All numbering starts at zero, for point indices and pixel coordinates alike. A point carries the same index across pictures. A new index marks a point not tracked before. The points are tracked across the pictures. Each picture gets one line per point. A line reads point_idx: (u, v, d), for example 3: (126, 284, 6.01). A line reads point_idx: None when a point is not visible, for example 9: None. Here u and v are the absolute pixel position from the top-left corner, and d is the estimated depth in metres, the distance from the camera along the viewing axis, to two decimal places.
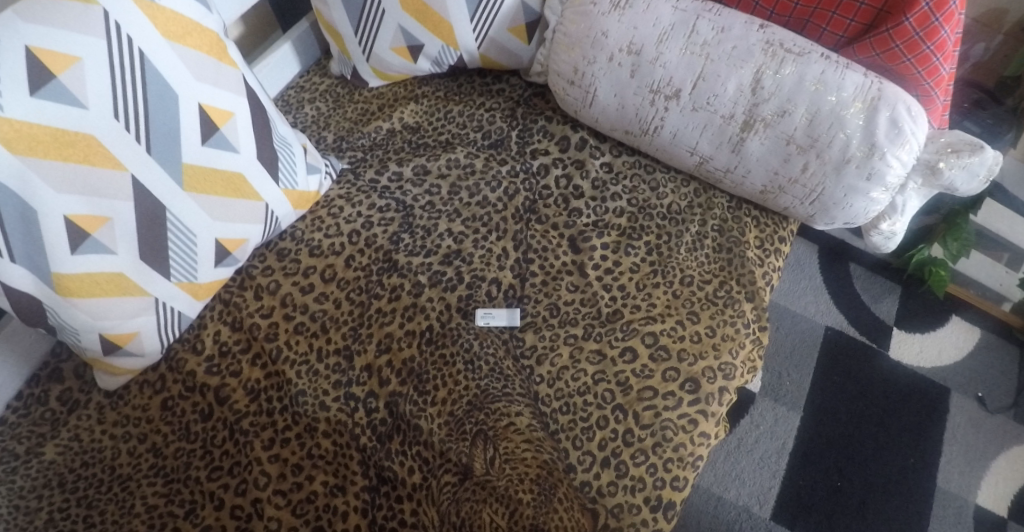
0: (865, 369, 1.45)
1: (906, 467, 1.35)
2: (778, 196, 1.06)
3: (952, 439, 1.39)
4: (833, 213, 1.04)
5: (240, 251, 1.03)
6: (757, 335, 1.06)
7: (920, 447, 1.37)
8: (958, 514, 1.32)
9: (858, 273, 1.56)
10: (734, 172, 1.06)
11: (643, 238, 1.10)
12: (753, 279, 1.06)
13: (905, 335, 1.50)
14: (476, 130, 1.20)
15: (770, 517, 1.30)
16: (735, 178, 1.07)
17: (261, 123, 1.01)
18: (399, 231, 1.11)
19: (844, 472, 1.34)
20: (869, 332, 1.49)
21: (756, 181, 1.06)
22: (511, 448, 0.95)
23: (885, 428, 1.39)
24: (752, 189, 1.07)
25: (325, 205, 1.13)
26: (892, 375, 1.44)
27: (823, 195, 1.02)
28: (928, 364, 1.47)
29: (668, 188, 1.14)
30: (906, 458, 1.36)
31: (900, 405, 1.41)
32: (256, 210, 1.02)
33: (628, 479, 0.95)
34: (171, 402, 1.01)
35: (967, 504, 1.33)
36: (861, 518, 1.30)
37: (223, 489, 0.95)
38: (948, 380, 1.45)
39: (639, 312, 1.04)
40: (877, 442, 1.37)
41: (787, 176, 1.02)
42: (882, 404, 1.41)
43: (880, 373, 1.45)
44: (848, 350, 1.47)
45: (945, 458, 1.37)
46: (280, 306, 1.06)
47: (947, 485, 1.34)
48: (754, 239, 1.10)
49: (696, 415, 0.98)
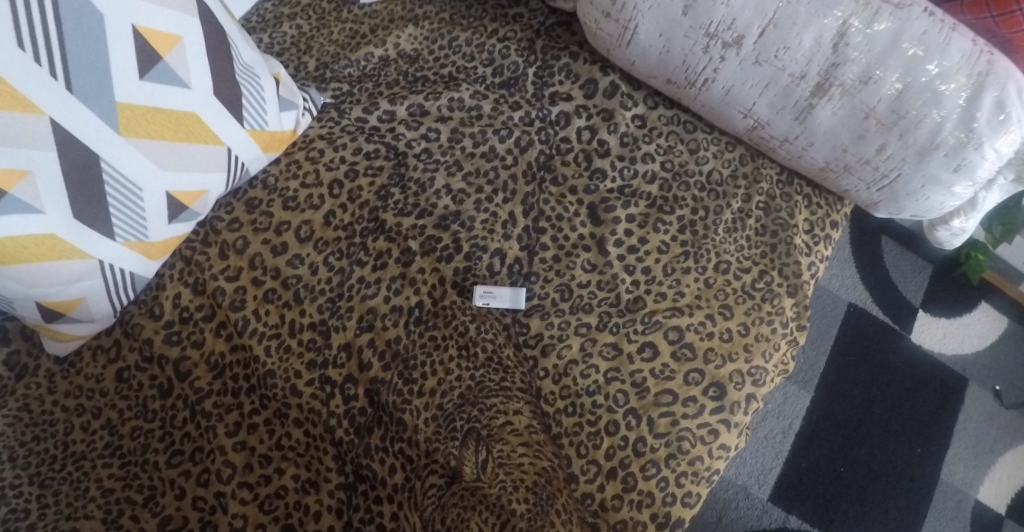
0: (884, 351, 1.34)
1: (912, 458, 1.27)
2: (840, 176, 0.90)
3: (961, 431, 1.31)
4: (902, 204, 0.88)
5: (199, 204, 0.87)
6: (795, 335, 0.93)
7: (931, 436, 1.29)
8: (956, 507, 1.25)
9: (890, 250, 1.42)
10: (793, 143, 0.89)
11: (676, 211, 0.94)
12: (798, 270, 0.93)
13: (930, 319, 1.38)
14: (486, 64, 1.01)
15: (768, 498, 1.22)
16: (792, 150, 0.90)
17: (218, 51, 0.82)
18: (388, 185, 0.95)
19: (849, 458, 1.26)
20: (893, 313, 1.37)
21: (817, 156, 0.89)
22: (507, 452, 0.85)
23: (896, 415, 1.30)
24: (811, 163, 0.91)
25: (303, 147, 0.96)
26: (909, 360, 1.34)
27: (897, 182, 0.85)
28: (949, 352, 1.36)
29: (709, 151, 0.97)
30: (913, 447, 1.28)
31: (915, 391, 1.32)
32: (218, 157, 0.85)
33: (635, 493, 0.85)
34: (127, 374, 0.88)
35: (968, 499, 1.26)
36: (861, 506, 1.23)
37: (184, 477, 0.84)
38: (966, 370, 1.35)
39: (663, 301, 0.91)
40: (886, 428, 1.28)
41: (857, 155, 0.86)
42: (897, 389, 1.31)
43: (900, 355, 1.34)
44: (869, 329, 1.35)
45: (952, 450, 1.29)
46: (248, 268, 0.91)
47: (950, 478, 1.27)
48: (803, 222, 0.96)
49: (718, 424, 0.87)
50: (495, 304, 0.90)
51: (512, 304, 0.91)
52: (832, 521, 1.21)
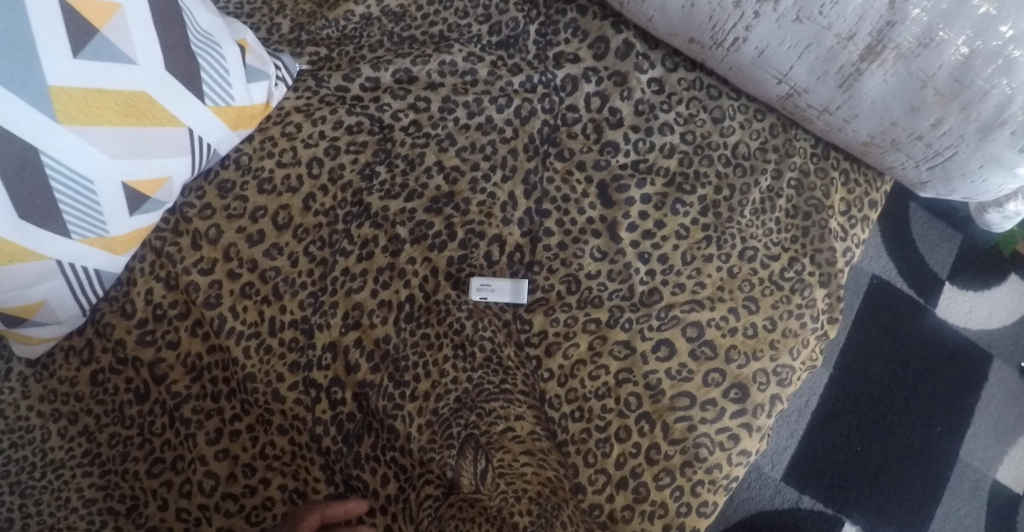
0: (908, 326, 1.24)
1: (931, 437, 1.19)
2: (885, 152, 0.79)
3: (984, 410, 1.22)
4: (954, 185, 0.78)
5: (163, 193, 0.78)
6: (825, 328, 0.84)
7: (951, 415, 1.21)
8: (974, 488, 1.18)
9: (918, 217, 1.30)
10: (834, 112, 0.77)
11: (698, 190, 0.84)
12: (833, 257, 0.83)
13: (956, 292, 1.27)
14: (481, 21, 0.90)
15: (781, 478, 1.16)
16: (831, 120, 0.79)
17: (168, 18, 0.72)
18: (373, 162, 0.85)
19: (865, 437, 1.18)
20: (918, 285, 1.27)
21: (860, 128, 0.78)
22: (508, 461, 0.78)
23: (917, 393, 1.21)
24: (852, 136, 0.79)
25: (278, 121, 0.86)
26: (933, 334, 1.24)
27: (951, 160, 0.75)
28: (975, 327, 1.26)
29: (735, 121, 0.87)
30: (932, 427, 1.20)
31: (938, 368, 1.23)
32: (179, 139, 0.76)
33: (647, 504, 0.77)
34: (102, 377, 0.81)
35: (985, 479, 1.19)
36: (876, 487, 1.16)
37: (166, 488, 0.78)
38: (991, 346, 1.25)
39: (682, 293, 0.82)
40: (906, 407, 1.20)
41: (906, 129, 0.74)
42: (919, 366, 1.22)
43: (923, 330, 1.24)
44: (892, 302, 1.25)
45: (972, 428, 1.21)
46: (223, 260, 0.82)
47: (969, 457, 1.19)
48: (839, 202, 0.86)
49: (739, 429, 0.79)
50: (494, 298, 0.82)
51: (513, 299, 0.82)
52: (846, 502, 1.15)
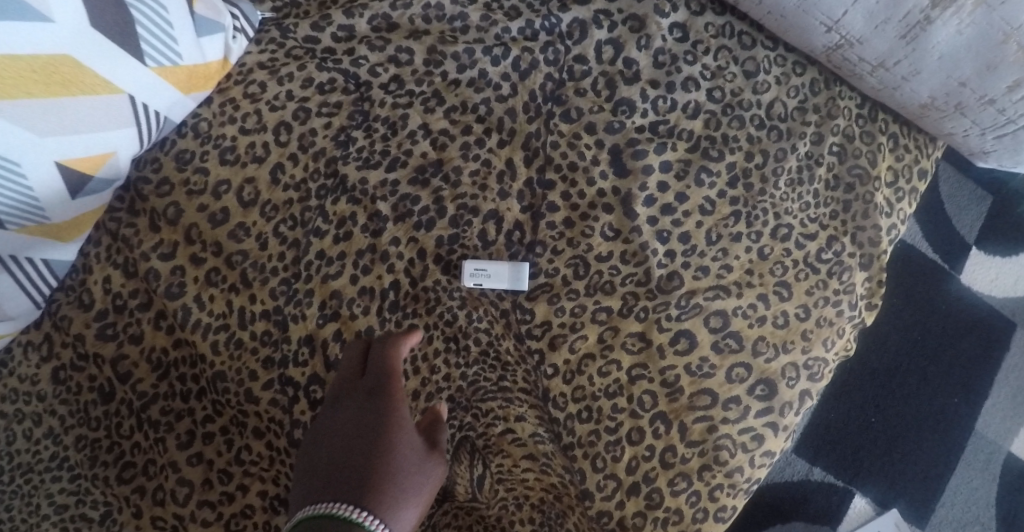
0: (934, 289, 1.05)
1: (947, 409, 1.03)
2: (947, 117, 0.70)
3: (1005, 380, 1.04)
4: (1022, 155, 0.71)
5: (107, 170, 0.68)
6: (863, 316, 0.74)
7: (971, 385, 1.04)
8: (986, 462, 1.03)
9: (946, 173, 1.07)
10: (890, 67, 0.68)
11: (726, 155, 0.73)
12: (878, 236, 0.73)
13: (983, 256, 1.06)
14: None
15: (791, 450, 1.01)
16: (886, 77, 0.69)
17: None
18: (348, 127, 0.74)
19: (880, 409, 1.02)
20: (941, 248, 1.06)
21: (921, 88, 0.69)
22: (508, 466, 0.71)
23: (937, 363, 1.04)
24: (909, 97, 0.70)
25: (240, 80, 0.75)
26: (957, 299, 1.05)
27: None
28: (1003, 296, 1.06)
29: (770, 75, 0.75)
30: (949, 398, 1.03)
31: (961, 336, 1.05)
32: (121, 109, 0.65)
33: (662, 510, 0.69)
34: (64, 375, 0.73)
35: (999, 452, 1.03)
36: (890, 462, 1.01)
37: (139, 495, 0.71)
38: (1015, 313, 1.06)
39: (705, 277, 0.71)
40: (924, 378, 1.03)
41: (977, 90, 0.66)
42: (941, 333, 1.05)
43: (947, 295, 1.05)
44: (912, 265, 1.06)
45: (991, 400, 1.04)
46: (184, 243, 0.73)
47: (984, 430, 1.03)
48: (885, 171, 0.75)
49: (764, 429, 0.70)
50: (490, 285, 0.72)
51: (513, 286, 0.72)
52: (857, 475, 1.01)
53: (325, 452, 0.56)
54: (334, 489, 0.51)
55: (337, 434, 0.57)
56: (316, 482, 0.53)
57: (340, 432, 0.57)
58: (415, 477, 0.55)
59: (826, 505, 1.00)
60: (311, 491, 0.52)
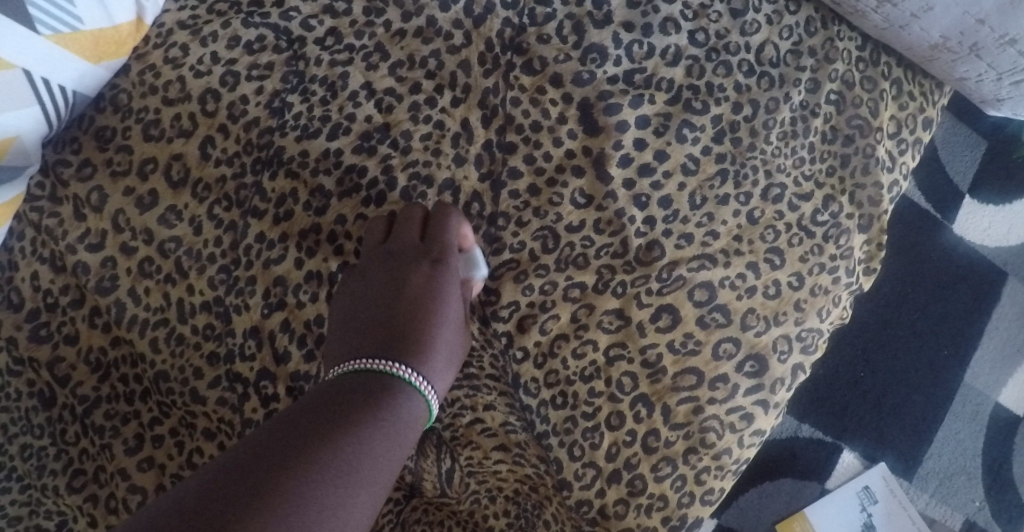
0: (922, 240, 0.99)
1: (935, 362, 0.97)
2: (959, 59, 0.63)
3: (993, 331, 0.99)
4: None
5: (12, 155, 0.61)
6: (861, 280, 0.67)
7: (962, 336, 0.98)
8: (973, 413, 0.97)
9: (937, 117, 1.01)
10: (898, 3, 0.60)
11: (711, 107, 0.64)
12: (878, 195, 0.65)
13: (976, 205, 1.00)
14: None
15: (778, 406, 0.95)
16: (892, 14, 0.62)
17: None
18: (282, 91, 0.66)
19: (870, 364, 0.96)
20: (934, 195, 1.00)
21: (934, 26, 0.61)
22: (478, 458, 0.65)
23: (928, 313, 0.98)
24: (919, 38, 0.63)
25: (160, 44, 0.66)
26: (948, 249, 0.99)
27: None
28: (995, 245, 1.00)
29: (761, 13, 0.65)
30: (939, 350, 0.98)
31: (951, 286, 0.99)
32: (16, 87, 0.57)
33: (645, 497, 0.64)
34: (1, 380, 0.66)
35: (987, 403, 0.97)
36: (878, 416, 0.96)
37: (90, 504, 0.67)
38: (1008, 264, 1.00)
39: (688, 245, 0.64)
40: (914, 329, 0.98)
41: (999, 29, 0.58)
42: (931, 285, 0.99)
43: (939, 245, 0.99)
44: (900, 213, 0.99)
45: (981, 350, 0.98)
46: (113, 232, 0.66)
47: (973, 381, 0.98)
48: (889, 118, 0.67)
49: (753, 408, 0.64)
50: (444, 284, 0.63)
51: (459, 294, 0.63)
52: (846, 429, 0.95)
53: (368, 317, 0.59)
54: (385, 350, 0.56)
55: (379, 297, 0.60)
56: (366, 336, 0.57)
57: (386, 292, 0.60)
58: (454, 350, 0.60)
59: (815, 462, 0.94)
60: (363, 347, 0.57)
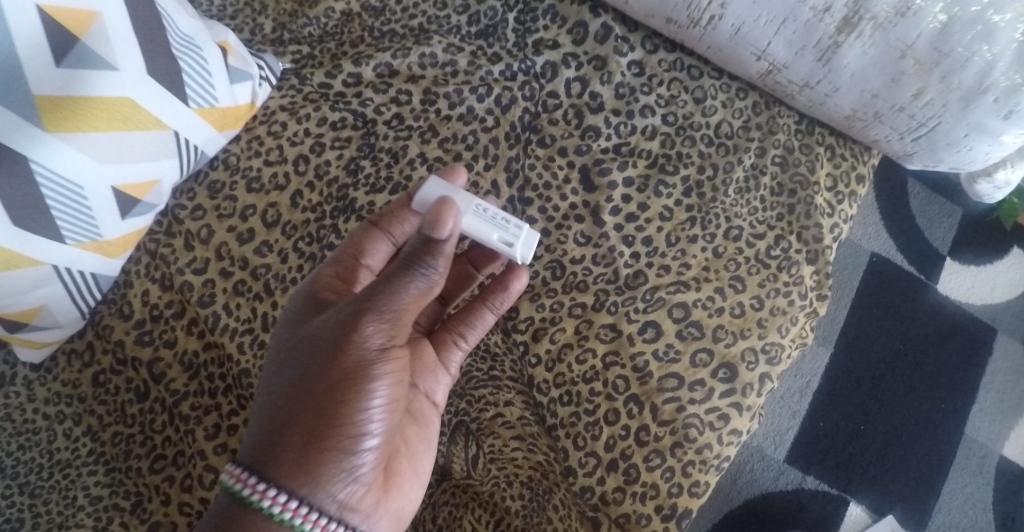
0: (911, 303, 1.24)
1: (935, 413, 1.19)
2: (869, 125, 0.78)
3: (988, 386, 1.22)
4: (940, 155, 0.77)
5: (153, 195, 0.80)
6: (815, 305, 0.84)
7: (956, 393, 1.21)
8: (980, 464, 1.17)
9: (917, 192, 1.31)
10: (814, 87, 0.77)
11: (681, 170, 0.85)
12: (820, 234, 0.83)
13: (957, 268, 1.28)
14: (460, 10, 0.90)
15: (784, 459, 1.15)
16: (812, 96, 0.78)
17: (147, 20, 0.73)
18: (357, 157, 0.87)
19: (869, 415, 1.18)
20: (920, 260, 1.27)
21: (843, 101, 0.77)
22: (498, 447, 0.80)
23: (924, 369, 1.21)
24: (835, 111, 0.79)
25: (264, 120, 0.88)
26: (936, 309, 1.25)
27: (936, 131, 0.74)
28: (978, 303, 1.26)
29: (717, 100, 0.87)
30: (938, 403, 1.20)
31: (941, 345, 1.23)
32: (166, 143, 0.78)
33: (638, 485, 0.77)
34: (103, 378, 0.84)
35: (992, 454, 1.18)
36: (881, 465, 1.16)
37: (168, 483, 0.80)
38: (993, 322, 1.26)
39: (667, 275, 0.82)
40: (911, 385, 1.20)
41: (889, 101, 0.73)
42: (922, 343, 1.22)
43: (926, 306, 1.25)
44: (889, 276, 1.25)
45: (978, 404, 1.21)
46: (215, 259, 0.84)
47: (975, 434, 1.19)
48: (825, 177, 0.86)
49: (728, 409, 0.79)
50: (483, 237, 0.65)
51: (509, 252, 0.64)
52: (851, 481, 1.15)
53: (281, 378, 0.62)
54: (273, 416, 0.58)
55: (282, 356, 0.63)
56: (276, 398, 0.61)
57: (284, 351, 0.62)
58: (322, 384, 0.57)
59: (822, 512, 1.13)
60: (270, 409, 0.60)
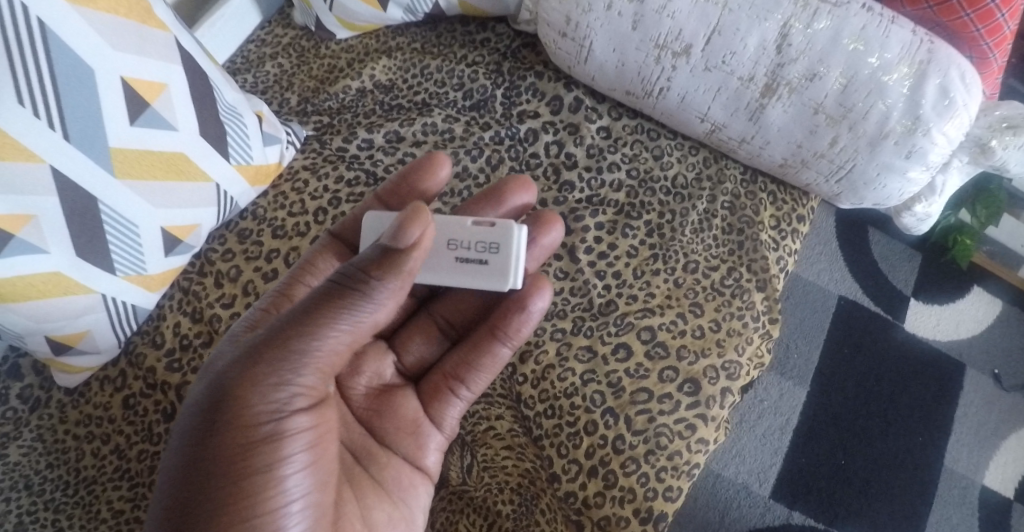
0: (880, 341, 1.37)
1: (914, 446, 1.31)
2: (800, 171, 0.93)
3: (963, 418, 1.34)
4: (862, 193, 0.91)
5: (193, 237, 0.93)
6: (768, 328, 0.96)
7: (931, 426, 1.33)
8: (962, 495, 1.29)
9: (877, 240, 1.45)
10: (750, 142, 0.93)
11: (644, 216, 0.99)
12: (766, 265, 0.97)
13: (922, 308, 1.41)
14: (456, 89, 1.07)
15: (769, 495, 1.24)
16: (751, 150, 0.94)
17: (202, 92, 0.89)
18: None
19: (848, 450, 1.28)
20: (886, 302, 1.41)
21: (775, 153, 0.93)
22: (490, 456, 0.91)
23: (897, 404, 1.33)
24: (771, 161, 0.94)
25: (289, 178, 1.02)
26: (905, 346, 1.38)
27: (853, 172, 0.89)
28: (945, 338, 1.40)
29: (673, 157, 1.03)
30: (915, 437, 1.31)
31: (911, 380, 1.35)
32: (209, 193, 0.92)
33: (617, 490, 0.86)
34: (132, 401, 0.93)
35: (973, 485, 1.30)
36: (861, 499, 1.25)
37: None
38: (962, 356, 1.39)
39: (635, 303, 0.94)
40: (886, 420, 1.31)
41: (811, 149, 0.89)
42: (893, 379, 1.35)
43: (895, 343, 1.38)
44: (857, 318, 1.39)
45: (955, 436, 1.33)
46: (241, 295, 0.96)
47: (954, 466, 1.30)
48: (769, 218, 1.01)
49: (694, 420, 0.89)
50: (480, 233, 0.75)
51: (505, 242, 0.74)
52: (836, 516, 1.23)
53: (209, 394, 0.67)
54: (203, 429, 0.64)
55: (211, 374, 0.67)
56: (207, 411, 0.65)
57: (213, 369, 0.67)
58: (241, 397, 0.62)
59: None
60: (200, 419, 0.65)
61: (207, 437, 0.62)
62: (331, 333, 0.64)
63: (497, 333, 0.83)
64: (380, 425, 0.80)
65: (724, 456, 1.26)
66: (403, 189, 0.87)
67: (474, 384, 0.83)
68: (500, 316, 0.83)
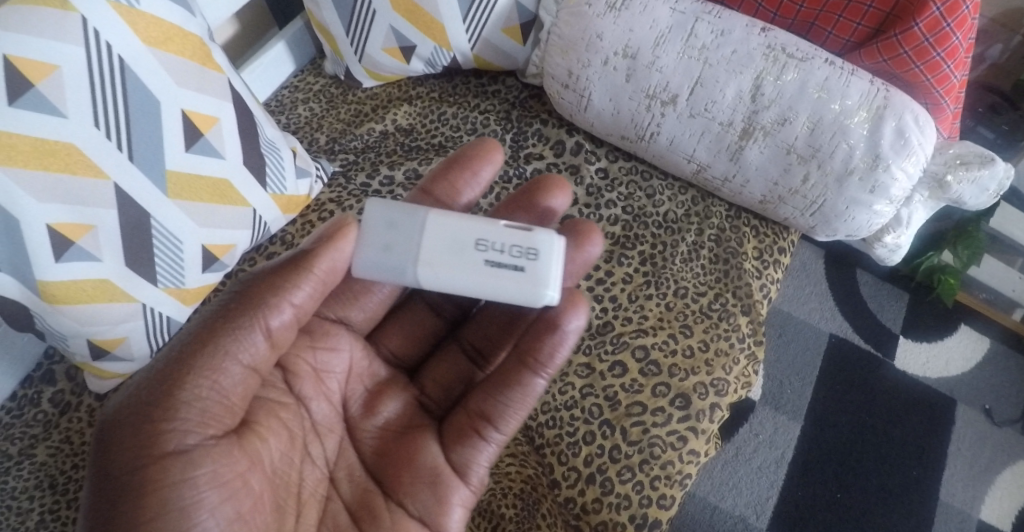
0: (869, 379, 1.44)
1: (908, 479, 1.36)
2: (778, 206, 1.04)
3: (956, 452, 1.40)
4: (834, 226, 1.01)
5: (228, 256, 1.02)
6: (754, 349, 1.04)
7: (925, 460, 1.38)
8: (960, 528, 1.33)
9: (866, 281, 1.54)
10: (732, 180, 1.03)
11: (637, 247, 1.09)
12: (749, 291, 1.06)
13: (911, 344, 1.49)
14: (470, 133, 1.19)
15: (766, 528, 1.29)
16: (733, 188, 1.05)
17: (247, 127, 1.01)
18: None
19: (843, 484, 1.34)
20: (876, 340, 1.48)
21: (755, 191, 1.03)
22: (496, 463, 0.97)
23: (889, 439, 1.39)
24: (752, 198, 1.05)
25: (316, 209, 1.13)
26: (896, 382, 1.44)
27: (824, 206, 0.99)
28: (935, 376, 1.46)
29: (663, 195, 1.13)
30: (910, 470, 1.37)
31: (902, 416, 1.41)
32: (244, 217, 1.02)
33: (613, 496, 0.92)
34: None
35: (970, 519, 1.34)
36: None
37: None
38: (953, 392, 1.45)
39: (629, 324, 1.03)
40: (879, 453, 1.37)
41: (787, 186, 0.99)
42: (885, 414, 1.41)
43: (885, 380, 1.44)
44: (846, 357, 1.46)
45: (948, 472, 1.38)
46: None
47: (950, 500, 1.35)
48: (752, 249, 1.10)
49: (686, 432, 0.95)
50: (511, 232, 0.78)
51: (537, 249, 0.77)
52: None
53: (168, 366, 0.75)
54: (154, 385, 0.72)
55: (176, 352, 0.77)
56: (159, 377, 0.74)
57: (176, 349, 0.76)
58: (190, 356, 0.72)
59: None
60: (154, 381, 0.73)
61: (114, 448, 0.69)
62: (224, 334, 0.73)
63: (530, 365, 0.81)
64: (395, 472, 0.82)
65: (718, 488, 1.32)
66: (452, 173, 0.93)
67: (501, 425, 0.82)
68: (533, 345, 0.81)
